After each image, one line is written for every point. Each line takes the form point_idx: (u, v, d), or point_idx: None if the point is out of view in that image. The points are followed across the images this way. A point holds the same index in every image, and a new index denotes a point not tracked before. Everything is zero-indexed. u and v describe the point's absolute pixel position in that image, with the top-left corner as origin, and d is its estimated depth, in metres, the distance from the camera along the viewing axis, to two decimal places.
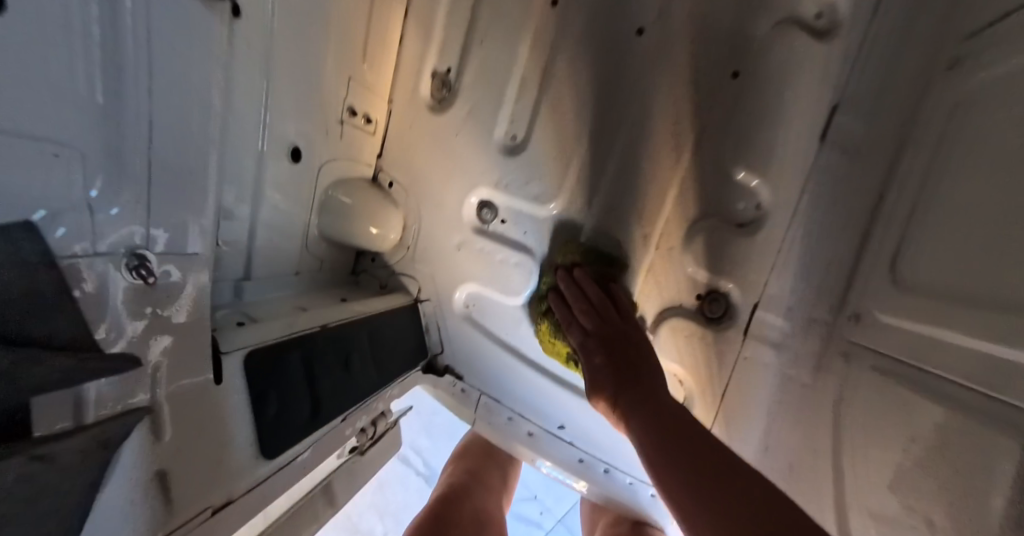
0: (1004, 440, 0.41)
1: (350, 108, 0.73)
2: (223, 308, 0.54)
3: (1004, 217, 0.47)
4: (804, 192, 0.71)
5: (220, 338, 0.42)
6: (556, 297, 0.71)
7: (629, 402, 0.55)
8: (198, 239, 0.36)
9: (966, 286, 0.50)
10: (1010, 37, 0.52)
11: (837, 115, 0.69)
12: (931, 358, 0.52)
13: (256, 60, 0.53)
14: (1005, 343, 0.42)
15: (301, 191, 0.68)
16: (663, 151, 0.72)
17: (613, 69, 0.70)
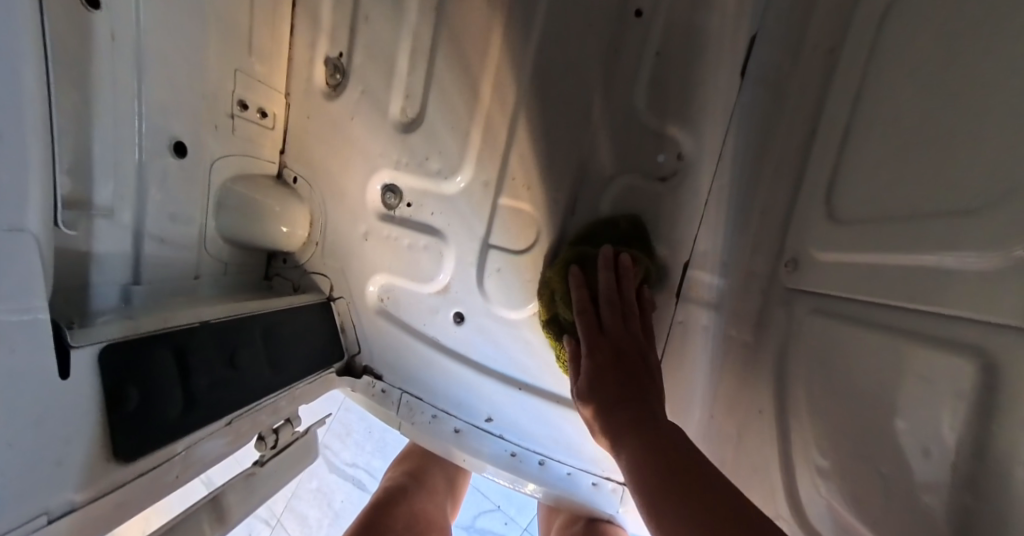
0: (944, 362, 0.35)
1: (241, 102, 0.69)
2: (104, 313, 0.50)
3: (945, 119, 0.41)
4: (728, 135, 0.67)
5: (71, 334, 0.37)
6: (580, 275, 0.63)
7: (624, 415, 0.48)
8: (30, 215, 0.30)
9: (905, 204, 0.45)
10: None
11: (756, 47, 0.64)
12: (876, 290, 0.47)
13: (119, 38, 0.48)
14: (957, 250, 0.36)
15: (195, 181, 0.63)
16: (573, 109, 0.66)
17: (505, 27, 0.64)
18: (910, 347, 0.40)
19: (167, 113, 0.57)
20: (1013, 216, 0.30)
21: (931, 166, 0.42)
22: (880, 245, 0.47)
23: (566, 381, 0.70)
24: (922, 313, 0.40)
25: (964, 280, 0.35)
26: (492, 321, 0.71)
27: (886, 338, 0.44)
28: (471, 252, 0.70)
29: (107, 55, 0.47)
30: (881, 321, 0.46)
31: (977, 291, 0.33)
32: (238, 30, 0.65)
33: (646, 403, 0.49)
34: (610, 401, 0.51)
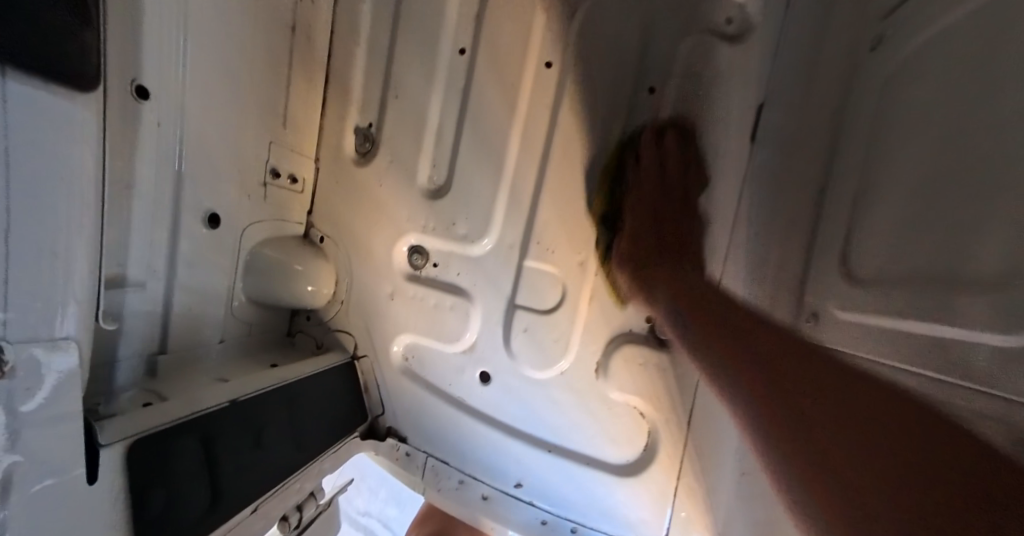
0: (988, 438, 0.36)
1: (273, 170, 0.71)
2: (125, 392, 0.50)
3: (945, 202, 0.46)
4: (742, 197, 0.70)
5: (101, 431, 0.38)
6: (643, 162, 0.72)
7: (711, 355, 0.48)
8: (68, 322, 0.33)
9: (908, 269, 0.50)
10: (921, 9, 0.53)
11: (764, 114, 0.68)
12: (902, 352, 0.48)
13: (162, 127, 0.51)
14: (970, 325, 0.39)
15: (223, 248, 0.64)
16: (590, 174, 0.69)
17: (526, 101, 0.68)
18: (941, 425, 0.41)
19: (201, 186, 0.58)
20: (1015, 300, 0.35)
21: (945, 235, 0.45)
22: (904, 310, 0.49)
23: (596, 440, 0.69)
24: (958, 387, 0.40)
25: (998, 358, 0.36)
26: (518, 381, 0.71)
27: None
28: (496, 310, 0.71)
29: (149, 143, 0.49)
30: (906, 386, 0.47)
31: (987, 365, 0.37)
32: (273, 105, 0.69)
33: (731, 337, 0.47)
34: (647, 272, 0.64)
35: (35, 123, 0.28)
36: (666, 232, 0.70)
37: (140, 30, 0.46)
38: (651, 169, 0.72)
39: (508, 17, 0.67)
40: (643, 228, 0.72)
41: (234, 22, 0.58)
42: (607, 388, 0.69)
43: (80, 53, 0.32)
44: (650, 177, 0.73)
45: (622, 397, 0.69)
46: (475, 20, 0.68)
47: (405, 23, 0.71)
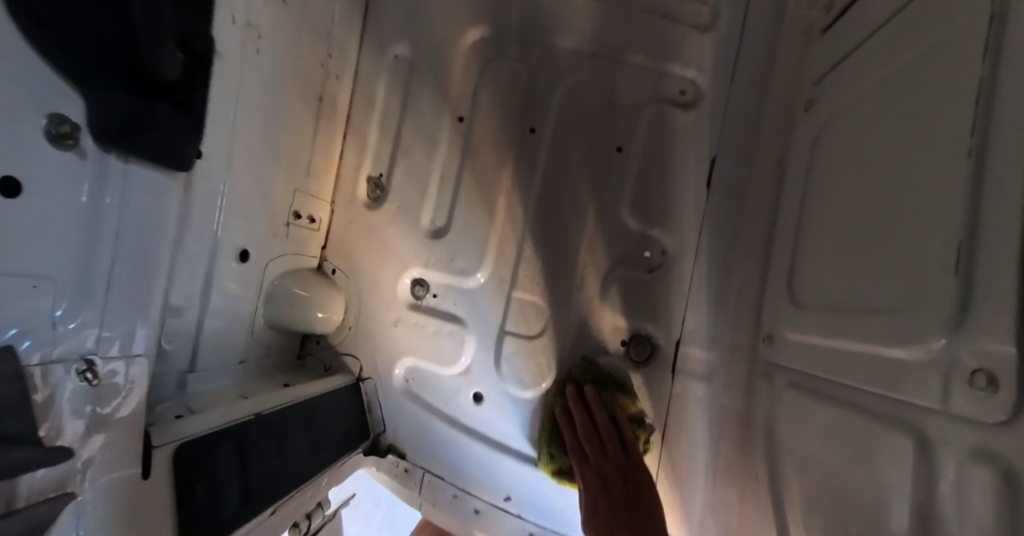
0: (897, 436, 0.44)
1: (296, 212, 0.83)
2: (165, 402, 0.58)
3: (871, 234, 0.53)
4: (703, 231, 0.81)
5: (153, 435, 0.45)
6: (574, 392, 0.74)
7: (615, 527, 0.66)
8: (143, 343, 0.42)
9: (845, 295, 0.57)
10: (837, 84, 0.66)
11: (717, 164, 0.81)
12: (835, 368, 0.55)
13: (213, 182, 0.62)
14: (900, 345, 0.44)
15: (251, 279, 0.74)
16: (568, 216, 0.81)
17: (515, 158, 0.82)
18: (868, 427, 0.49)
19: (235, 228, 0.69)
20: (923, 317, 0.41)
21: (869, 264, 0.53)
22: (835, 331, 0.57)
23: None
24: (881, 396, 0.48)
25: (902, 369, 0.44)
26: (508, 400, 0.79)
27: (853, 417, 0.51)
28: (488, 336, 0.80)
29: (202, 195, 0.60)
30: (841, 396, 0.55)
31: (914, 379, 0.42)
32: (299, 160, 0.81)
33: (633, 507, 0.67)
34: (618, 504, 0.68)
35: (143, 190, 0.40)
36: (614, 469, 0.70)
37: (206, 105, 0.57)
38: (585, 420, 0.73)
39: (497, 94, 0.83)
40: (591, 460, 0.72)
41: (273, 95, 0.71)
42: None
43: (188, 143, 0.44)
44: (590, 434, 0.72)
45: None
46: (471, 95, 0.84)
47: (414, 95, 0.86)
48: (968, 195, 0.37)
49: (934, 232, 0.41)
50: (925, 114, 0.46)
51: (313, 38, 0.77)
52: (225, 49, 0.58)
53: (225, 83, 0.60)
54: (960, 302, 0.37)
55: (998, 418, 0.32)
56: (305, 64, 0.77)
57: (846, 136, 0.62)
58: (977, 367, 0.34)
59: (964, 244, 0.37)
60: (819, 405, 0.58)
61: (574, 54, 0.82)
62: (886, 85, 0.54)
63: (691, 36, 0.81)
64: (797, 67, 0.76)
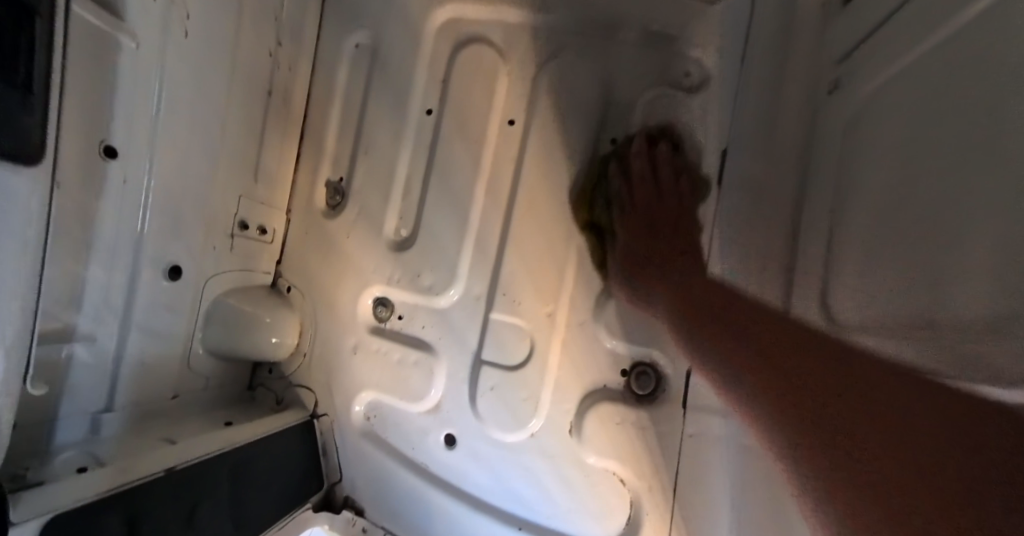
0: None
1: (242, 222, 0.71)
2: (67, 451, 0.47)
3: (948, 237, 0.41)
4: (711, 239, 0.69)
5: (15, 505, 0.34)
6: (638, 150, 0.68)
7: (664, 275, 0.61)
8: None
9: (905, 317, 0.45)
10: (883, 50, 0.55)
11: (729, 158, 0.69)
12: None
13: (132, 185, 0.51)
14: (1010, 385, 0.33)
15: (183, 301, 0.62)
16: (553, 220, 0.68)
17: (490, 156, 0.70)
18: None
19: (167, 239, 0.57)
20: None
21: (941, 273, 0.42)
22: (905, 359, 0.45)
23: (569, 515, 0.63)
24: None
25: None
26: (485, 444, 0.66)
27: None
28: (462, 367, 0.68)
29: (116, 199, 0.49)
30: None
31: None
32: (246, 161, 0.69)
33: (761, 356, 0.41)
34: (656, 264, 0.63)
35: None
36: (661, 222, 0.67)
37: (112, 94, 0.46)
38: (643, 173, 0.69)
39: (472, 80, 0.72)
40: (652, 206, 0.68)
41: (210, 84, 0.59)
42: (581, 450, 0.64)
43: (13, 133, 0.29)
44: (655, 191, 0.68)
45: (598, 463, 0.63)
46: (442, 84, 0.73)
47: (377, 87, 0.75)
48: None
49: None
50: (1007, 80, 0.34)
51: (260, 18, 0.66)
52: (140, 28, 0.48)
53: (141, 68, 0.49)
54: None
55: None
56: (249, 49, 0.65)
57: (902, 117, 0.50)
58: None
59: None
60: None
61: (559, 31, 0.70)
62: (962, 43, 0.42)
63: (694, 7, 0.69)
64: (817, 44, 0.67)
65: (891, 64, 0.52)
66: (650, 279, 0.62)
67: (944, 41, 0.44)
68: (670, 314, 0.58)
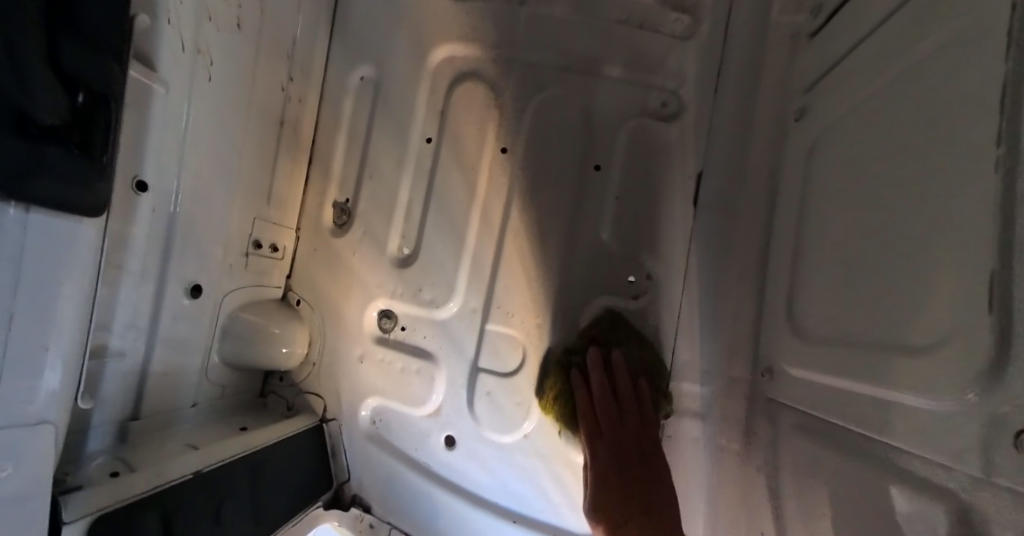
0: (933, 509, 0.37)
1: (255, 241, 0.76)
2: (97, 457, 0.52)
3: (881, 256, 0.47)
4: (690, 256, 0.73)
5: (65, 504, 0.40)
6: (596, 372, 0.69)
7: (614, 453, 0.64)
8: (49, 408, 0.35)
9: (850, 326, 0.51)
10: (837, 87, 0.61)
11: (704, 180, 0.75)
12: (852, 414, 0.49)
13: (160, 216, 0.57)
14: (926, 391, 0.38)
15: (202, 317, 0.67)
16: (544, 239, 0.75)
17: (486, 180, 0.77)
18: (894, 488, 0.42)
19: (188, 260, 0.63)
20: (945, 362, 0.36)
21: (873, 287, 0.48)
22: (850, 371, 0.49)
23: (561, 509, 0.69)
24: (911, 455, 0.40)
25: (931, 421, 0.37)
26: (483, 445, 0.71)
27: (878, 474, 0.44)
28: (460, 375, 0.73)
29: (146, 229, 0.55)
30: (856, 446, 0.48)
31: (939, 430, 0.36)
32: (259, 186, 0.76)
33: None
34: (619, 456, 0.64)
35: (47, 237, 0.33)
36: (627, 443, 0.65)
37: (146, 136, 0.52)
38: (603, 384, 0.68)
39: (467, 111, 0.79)
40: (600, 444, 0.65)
41: (228, 121, 0.66)
42: (570, 450, 0.69)
43: (91, 196, 0.37)
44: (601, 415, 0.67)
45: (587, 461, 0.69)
46: (439, 115, 0.80)
47: (380, 116, 0.82)
48: (998, 233, 0.31)
49: (959, 263, 0.35)
50: (948, 121, 0.38)
51: (275, 59, 0.73)
52: (171, 76, 0.54)
53: (171, 111, 0.55)
54: (997, 351, 0.30)
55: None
56: (264, 85, 0.72)
57: (847, 149, 0.57)
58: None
59: (998, 274, 0.31)
60: (837, 456, 0.51)
61: (546, 68, 0.78)
62: (892, 91, 0.49)
63: (668, 44, 0.76)
64: (783, 80, 0.75)
65: (845, 104, 0.58)
66: (596, 462, 0.65)
67: (884, 86, 0.50)
68: (602, 465, 0.64)
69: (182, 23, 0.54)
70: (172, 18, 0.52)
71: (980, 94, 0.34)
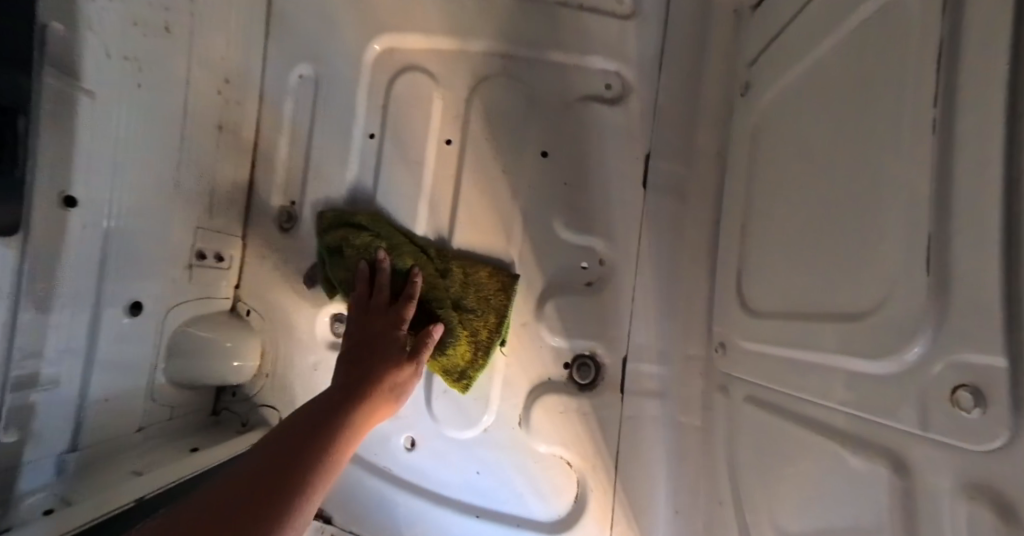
0: (877, 465, 0.38)
1: (199, 251, 0.73)
2: (31, 496, 0.48)
3: (818, 225, 0.48)
4: (641, 237, 0.73)
5: None
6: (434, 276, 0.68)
7: None
8: None
9: (791, 298, 0.51)
10: (776, 62, 0.61)
11: (652, 161, 0.74)
12: (794, 383, 0.49)
13: (94, 231, 0.53)
14: (865, 358, 0.38)
15: (145, 333, 0.64)
16: (492, 230, 0.74)
17: (432, 174, 0.76)
18: (838, 452, 0.43)
19: (124, 276, 0.60)
20: (884, 327, 0.36)
21: (812, 255, 0.48)
22: (791, 341, 0.50)
23: (524, 501, 0.68)
24: (850, 416, 0.41)
25: (876, 384, 0.37)
26: (444, 442, 0.70)
27: (824, 441, 0.45)
28: None
29: (79, 246, 0.51)
30: (803, 414, 0.49)
31: (885, 396, 0.37)
32: (200, 194, 0.73)
33: None
34: None
35: None
36: None
37: (74, 146, 0.49)
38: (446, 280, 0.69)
39: (410, 104, 0.77)
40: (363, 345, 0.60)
41: (161, 127, 0.63)
42: (531, 440, 0.68)
43: None
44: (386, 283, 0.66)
45: (548, 450, 0.68)
46: (382, 111, 0.78)
47: (321, 116, 0.80)
48: (929, 198, 0.31)
49: (896, 224, 0.35)
50: (885, 83, 0.38)
51: (211, 62, 0.71)
52: (98, 86, 0.52)
53: (98, 120, 0.52)
54: (935, 313, 0.31)
55: (990, 446, 0.27)
56: (198, 90, 0.69)
57: (787, 121, 0.57)
58: (960, 384, 0.29)
59: (933, 237, 0.31)
60: (790, 426, 0.51)
61: (487, 55, 0.76)
62: (828, 62, 0.48)
63: (612, 23, 0.75)
64: (727, 54, 0.74)
65: (785, 78, 0.58)
66: None
67: (819, 60, 0.50)
68: None
69: (108, 29, 0.51)
70: (94, 25, 0.50)
71: (917, 56, 0.34)
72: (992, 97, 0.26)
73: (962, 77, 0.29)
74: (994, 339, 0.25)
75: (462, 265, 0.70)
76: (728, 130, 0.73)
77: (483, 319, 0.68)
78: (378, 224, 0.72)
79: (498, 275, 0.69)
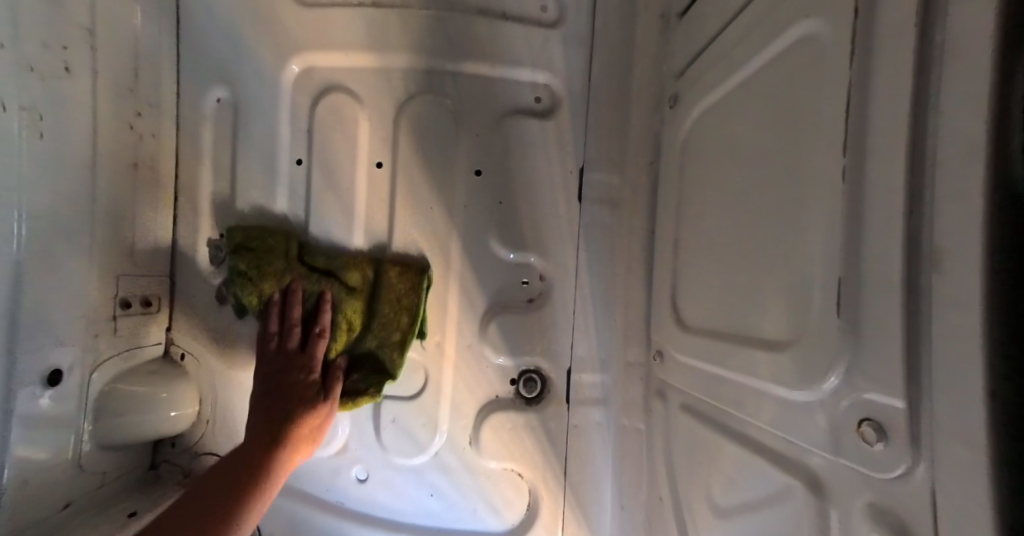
0: (794, 481, 0.41)
1: (123, 300, 0.70)
2: None
3: (743, 249, 0.50)
4: (579, 251, 0.74)
5: None
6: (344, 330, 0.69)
7: None
8: None
9: (721, 316, 0.54)
10: (701, 76, 0.61)
11: (587, 173, 0.75)
12: (723, 396, 0.53)
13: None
14: (785, 385, 0.41)
15: (70, 395, 0.61)
16: (433, 254, 0.73)
17: (365, 201, 0.74)
18: (760, 462, 0.46)
19: (40, 344, 0.55)
20: (800, 356, 0.38)
21: (739, 278, 0.50)
22: (721, 359, 0.52)
23: (474, 518, 0.72)
24: (771, 433, 0.45)
25: (793, 407, 0.40)
26: (390, 471, 0.72)
27: (747, 453, 0.49)
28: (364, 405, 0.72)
29: None
30: (733, 427, 0.52)
31: (801, 418, 0.39)
32: (120, 239, 0.69)
33: None
34: None
35: None
36: None
37: None
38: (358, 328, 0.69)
39: (335, 127, 0.74)
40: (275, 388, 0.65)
41: (64, 177, 0.58)
42: (480, 458, 0.71)
43: None
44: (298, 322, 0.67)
45: (498, 465, 0.71)
46: (307, 135, 0.75)
47: (243, 143, 0.76)
48: (844, 244, 0.33)
49: (814, 264, 0.37)
50: (802, 123, 0.39)
51: (118, 96, 0.66)
52: None
53: None
54: (849, 354, 0.33)
55: (894, 471, 0.30)
56: (107, 128, 0.65)
57: (713, 137, 0.58)
58: (864, 418, 0.32)
59: (846, 285, 0.33)
60: (721, 437, 0.54)
61: (411, 70, 0.74)
62: (752, 87, 0.49)
63: (535, 32, 0.74)
64: (654, 60, 0.73)
65: (709, 94, 0.59)
66: None
67: (744, 81, 0.51)
68: None
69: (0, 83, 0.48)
70: None
71: (833, 104, 0.34)
72: (896, 160, 0.28)
73: (875, 138, 0.30)
74: (898, 381, 0.28)
75: (365, 268, 0.70)
76: (657, 138, 0.73)
77: (394, 330, 0.69)
78: (284, 244, 0.70)
79: (409, 272, 0.69)
